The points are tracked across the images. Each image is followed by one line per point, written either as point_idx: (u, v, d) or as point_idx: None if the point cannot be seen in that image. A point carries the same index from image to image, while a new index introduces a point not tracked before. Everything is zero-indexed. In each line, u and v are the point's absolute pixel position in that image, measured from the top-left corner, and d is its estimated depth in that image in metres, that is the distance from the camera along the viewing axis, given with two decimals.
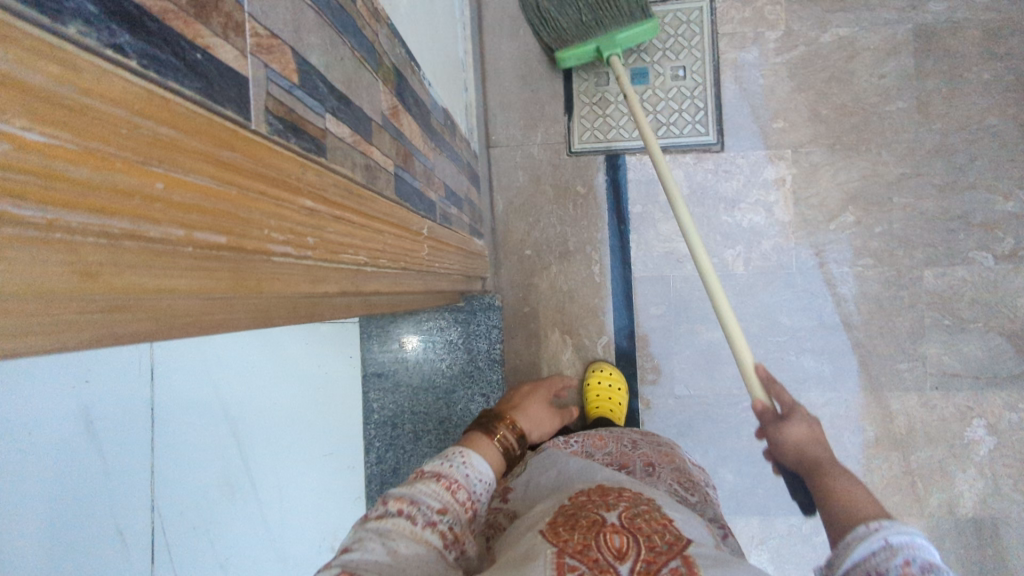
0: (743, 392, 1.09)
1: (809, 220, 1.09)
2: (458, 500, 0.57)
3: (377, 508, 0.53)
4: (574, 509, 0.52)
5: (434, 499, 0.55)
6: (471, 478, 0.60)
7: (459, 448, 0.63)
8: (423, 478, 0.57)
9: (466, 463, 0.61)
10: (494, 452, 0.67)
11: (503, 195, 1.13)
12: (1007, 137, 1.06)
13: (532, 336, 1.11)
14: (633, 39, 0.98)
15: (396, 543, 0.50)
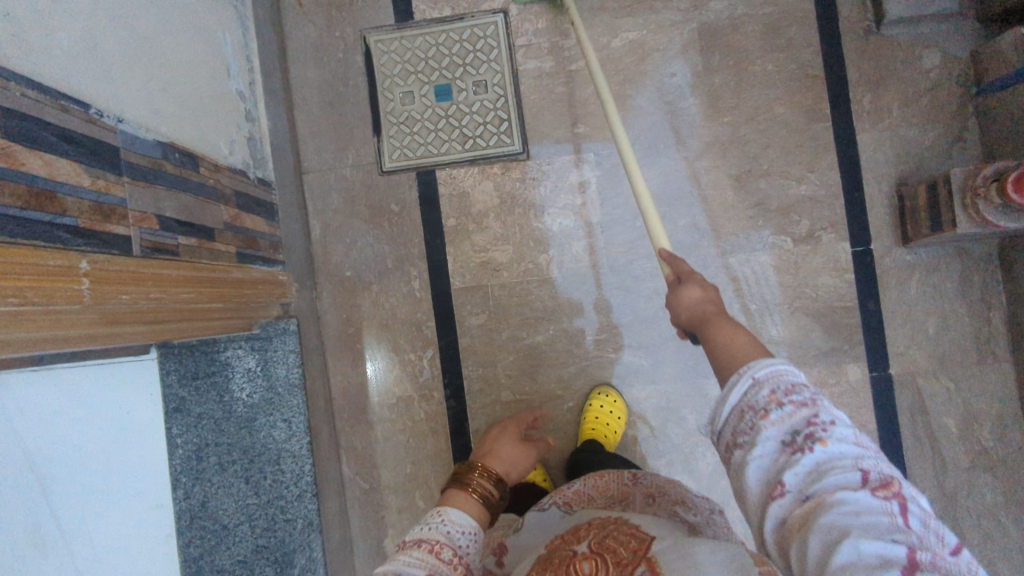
0: (568, 392, 1.11)
1: (616, 218, 1.11)
2: (444, 560, 0.55)
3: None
4: (550, 554, 0.60)
5: (420, 565, 0.53)
6: (454, 534, 0.59)
7: (435, 509, 0.62)
8: (406, 549, 0.55)
9: (445, 521, 0.59)
10: (475, 505, 0.64)
11: (319, 219, 1.14)
12: (794, 124, 1.11)
13: (358, 356, 1.12)
14: None
15: None
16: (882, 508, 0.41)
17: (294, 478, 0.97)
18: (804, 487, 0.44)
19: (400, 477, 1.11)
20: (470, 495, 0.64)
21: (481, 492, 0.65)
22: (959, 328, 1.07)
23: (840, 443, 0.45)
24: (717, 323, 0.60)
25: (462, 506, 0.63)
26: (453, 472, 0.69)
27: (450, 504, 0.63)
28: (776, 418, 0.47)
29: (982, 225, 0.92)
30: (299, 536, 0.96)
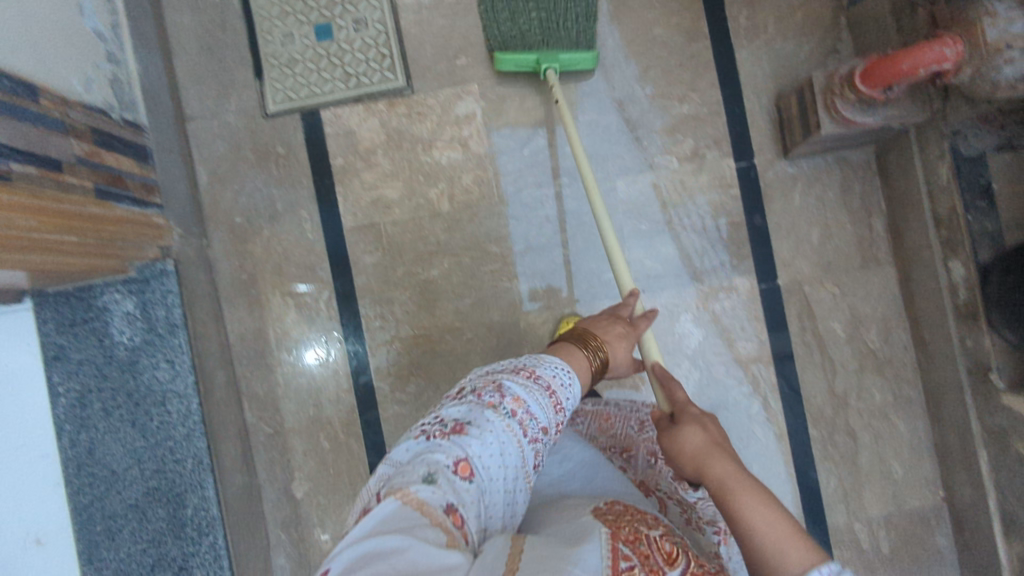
0: (465, 324, 1.11)
1: (503, 148, 1.12)
2: (557, 413, 0.61)
3: (495, 397, 0.58)
4: (619, 515, 0.57)
5: (544, 415, 0.59)
6: (571, 400, 0.63)
7: (565, 366, 0.66)
8: (539, 387, 0.60)
9: (569, 377, 0.64)
10: (584, 370, 0.70)
11: (204, 167, 1.12)
12: (674, 45, 1.11)
13: (254, 302, 1.12)
14: (574, 61, 1.06)
15: (505, 450, 0.55)
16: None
17: (181, 418, 0.95)
18: None
19: (303, 420, 1.11)
20: (586, 363, 0.70)
21: (593, 362, 0.71)
22: (842, 236, 1.09)
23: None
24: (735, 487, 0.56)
25: (578, 370, 0.68)
26: (569, 333, 0.74)
27: (567, 355, 0.70)
28: None
29: (844, 124, 0.93)
30: (190, 476, 0.95)
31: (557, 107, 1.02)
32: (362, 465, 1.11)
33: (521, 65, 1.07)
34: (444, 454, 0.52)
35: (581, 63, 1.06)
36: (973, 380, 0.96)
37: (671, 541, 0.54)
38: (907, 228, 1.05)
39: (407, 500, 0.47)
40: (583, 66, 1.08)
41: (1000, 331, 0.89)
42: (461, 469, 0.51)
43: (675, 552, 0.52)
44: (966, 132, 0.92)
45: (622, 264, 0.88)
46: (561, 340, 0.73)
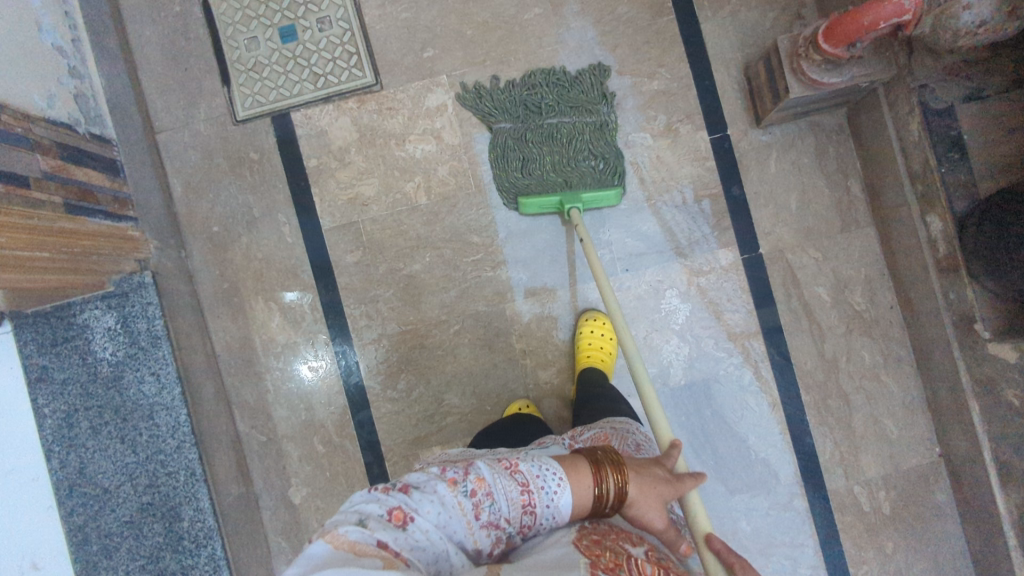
0: (452, 316, 1.11)
1: (476, 138, 1.11)
2: (523, 519, 0.59)
3: (458, 474, 0.58)
4: (602, 536, 0.61)
5: (508, 505, 0.58)
6: (549, 511, 0.59)
7: (560, 474, 0.60)
8: (511, 480, 0.59)
9: (554, 495, 0.59)
10: (587, 491, 0.60)
11: (178, 178, 1.11)
12: (639, 22, 1.11)
13: (238, 311, 1.11)
14: (595, 201, 1.08)
15: (448, 521, 0.55)
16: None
17: (170, 430, 0.94)
18: None
19: (296, 424, 1.10)
20: (592, 485, 0.60)
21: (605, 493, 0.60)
22: (820, 200, 1.10)
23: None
24: None
25: (576, 488, 0.60)
26: (593, 453, 0.64)
27: (574, 470, 0.61)
28: None
29: (810, 85, 0.94)
30: (184, 488, 0.94)
31: (580, 234, 1.00)
32: (358, 466, 1.10)
33: (544, 205, 1.08)
34: (384, 503, 0.54)
35: (602, 201, 1.08)
36: (959, 333, 0.96)
37: (651, 562, 0.59)
38: (884, 188, 1.05)
39: (336, 542, 0.49)
40: (603, 203, 1.09)
41: (981, 280, 0.90)
42: (395, 516, 0.53)
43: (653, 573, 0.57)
44: (932, 88, 0.92)
45: (661, 418, 0.76)
46: (575, 457, 0.63)
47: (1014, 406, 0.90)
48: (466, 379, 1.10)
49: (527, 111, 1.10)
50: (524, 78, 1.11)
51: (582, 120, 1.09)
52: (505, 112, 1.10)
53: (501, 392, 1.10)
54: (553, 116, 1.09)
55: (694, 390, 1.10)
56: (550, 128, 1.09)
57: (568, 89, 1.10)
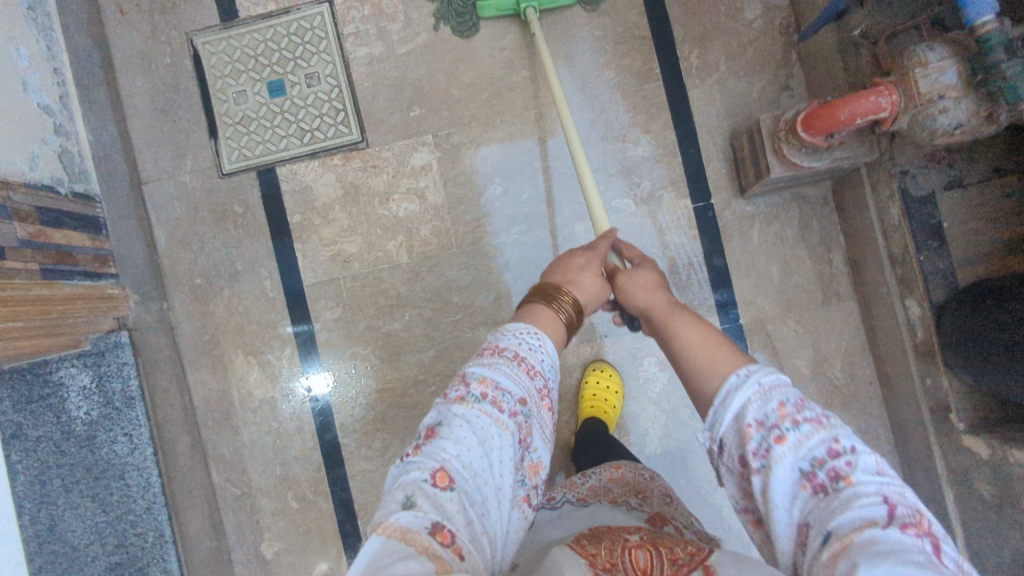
0: (429, 375, 1.11)
1: (460, 198, 1.11)
2: (535, 385, 0.62)
3: (464, 389, 0.58)
4: (596, 535, 0.58)
5: (516, 382, 0.59)
6: (545, 363, 0.64)
7: (533, 329, 0.66)
8: (506, 364, 0.60)
9: (543, 348, 0.64)
10: (557, 325, 0.69)
11: (162, 229, 1.12)
12: (626, 87, 1.11)
13: (217, 363, 1.11)
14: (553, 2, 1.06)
15: (483, 434, 0.54)
16: (914, 545, 0.37)
17: (141, 490, 0.96)
18: (828, 519, 0.41)
19: (270, 478, 1.10)
20: (557, 315, 0.69)
21: (564, 313, 0.70)
22: (802, 272, 1.09)
23: (864, 478, 0.43)
24: (673, 314, 0.65)
25: (548, 328, 0.68)
26: (540, 287, 0.73)
27: (534, 313, 0.69)
28: (797, 444, 0.45)
29: (791, 166, 0.94)
30: (152, 549, 0.95)
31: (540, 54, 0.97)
32: (331, 523, 1.10)
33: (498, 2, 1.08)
34: (419, 470, 0.51)
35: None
36: (936, 419, 0.95)
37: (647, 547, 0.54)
38: (865, 264, 1.04)
39: (389, 532, 0.45)
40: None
41: (958, 373, 0.89)
42: (439, 477, 0.50)
43: (649, 562, 0.52)
44: (914, 172, 0.92)
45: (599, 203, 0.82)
46: (528, 300, 0.72)
47: (988, 500, 0.89)
48: None
49: None
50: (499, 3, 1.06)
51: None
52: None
53: None
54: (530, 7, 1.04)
55: (671, 459, 1.10)
56: None
57: None
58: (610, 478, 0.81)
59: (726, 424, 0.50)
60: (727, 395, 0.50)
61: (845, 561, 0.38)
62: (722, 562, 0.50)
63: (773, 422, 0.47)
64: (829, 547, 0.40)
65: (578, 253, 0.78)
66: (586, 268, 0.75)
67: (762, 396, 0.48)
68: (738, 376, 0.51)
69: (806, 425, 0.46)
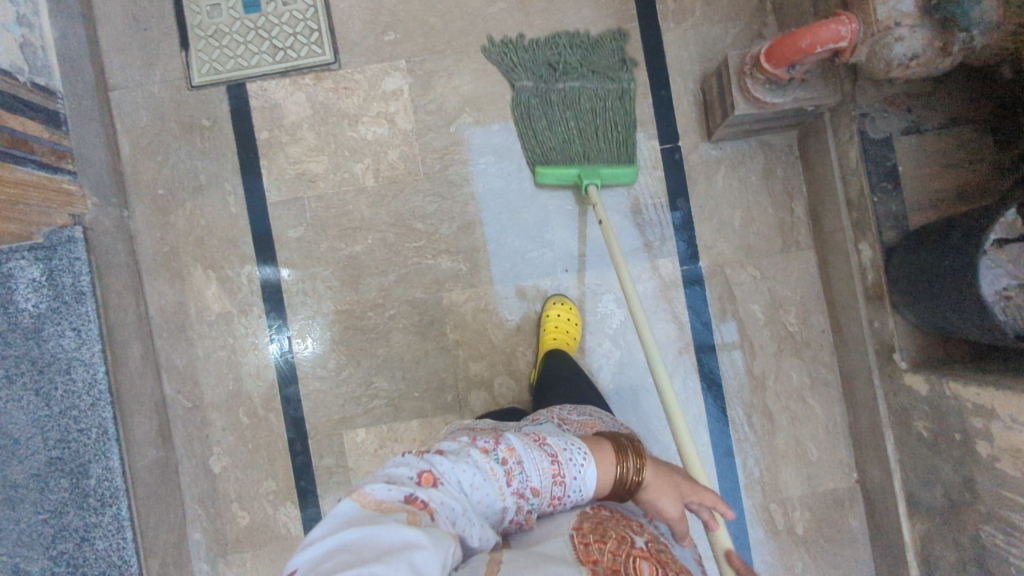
0: (389, 300, 1.11)
1: (429, 125, 1.11)
2: (553, 491, 0.58)
3: (489, 444, 0.59)
4: (598, 521, 0.58)
5: (535, 476, 0.58)
6: (577, 485, 0.59)
7: (584, 449, 0.61)
8: (542, 452, 0.59)
9: (582, 470, 0.59)
10: (611, 471, 0.61)
11: (127, 138, 1.11)
12: (602, 26, 1.12)
13: (175, 276, 1.11)
14: (612, 175, 1.06)
15: (479, 481, 0.56)
16: None
17: (86, 386, 0.94)
18: None
19: (223, 394, 1.10)
20: (614, 465, 0.61)
21: (626, 471, 0.61)
22: (763, 220, 1.10)
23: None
24: None
25: (600, 465, 0.61)
26: (619, 439, 0.65)
27: (596, 449, 0.62)
28: None
29: (754, 103, 0.95)
30: (94, 445, 0.94)
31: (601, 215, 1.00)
32: (281, 441, 1.10)
33: (562, 177, 1.07)
34: (415, 464, 0.55)
35: (620, 177, 1.06)
36: (880, 362, 0.96)
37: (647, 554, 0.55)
38: (824, 213, 1.06)
39: (364, 499, 0.49)
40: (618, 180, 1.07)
41: (902, 311, 0.90)
42: (426, 477, 0.53)
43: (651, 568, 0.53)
44: (873, 116, 0.93)
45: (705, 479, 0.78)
46: (599, 439, 0.65)
47: (923, 439, 0.91)
48: (395, 363, 1.10)
49: (549, 69, 1.09)
50: (550, 38, 1.10)
51: (604, 85, 1.07)
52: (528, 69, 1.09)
53: (430, 380, 1.10)
54: (574, 77, 1.07)
55: (620, 397, 1.11)
56: (571, 88, 1.07)
57: (591, 52, 1.09)
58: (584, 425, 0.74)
59: None
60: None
61: None
62: None
63: None
64: None
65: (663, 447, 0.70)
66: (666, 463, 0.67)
67: None
68: None
69: None
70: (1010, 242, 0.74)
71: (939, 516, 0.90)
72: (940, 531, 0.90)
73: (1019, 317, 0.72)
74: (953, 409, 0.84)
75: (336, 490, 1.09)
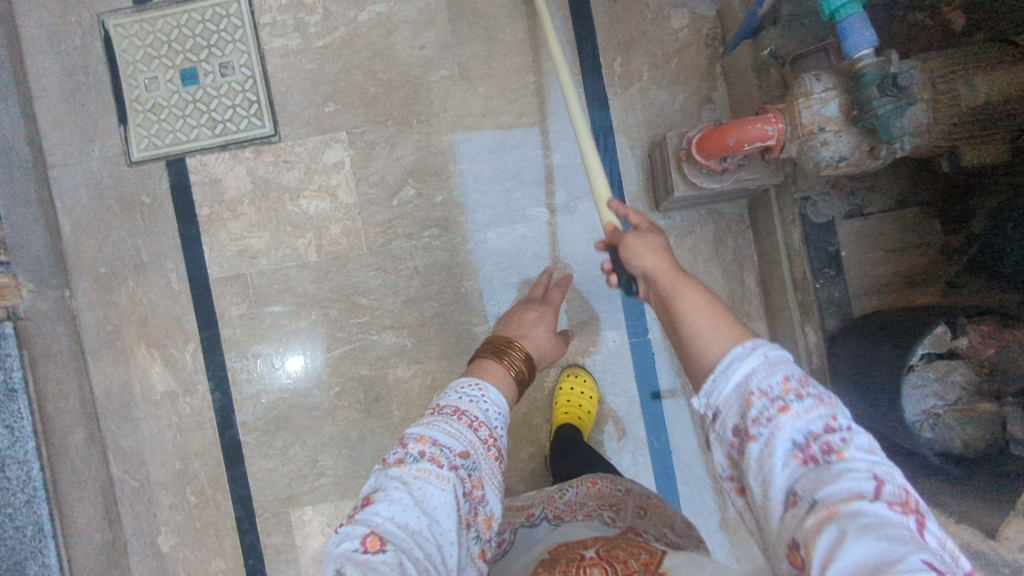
0: (334, 377, 1.09)
1: (371, 198, 1.09)
2: (480, 437, 0.62)
3: (400, 453, 0.59)
4: (555, 557, 0.61)
5: (457, 439, 0.60)
6: (489, 413, 0.64)
7: (475, 382, 0.68)
8: (445, 416, 0.62)
9: (485, 398, 0.65)
10: (508, 377, 0.78)
11: (68, 216, 1.10)
12: (547, 92, 1.09)
13: (119, 354, 1.10)
14: None
15: (420, 496, 0.55)
16: (899, 521, 0.37)
17: (20, 484, 0.94)
18: (817, 494, 0.40)
19: (169, 472, 1.10)
20: (506, 368, 0.79)
21: (512, 366, 0.79)
22: (713, 290, 1.08)
23: (858, 453, 0.42)
24: (678, 283, 0.59)
25: (497, 378, 0.76)
26: (493, 341, 0.83)
27: (486, 365, 0.79)
28: (793, 415, 0.44)
29: (693, 186, 0.92)
30: (30, 543, 0.94)
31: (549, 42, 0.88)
32: (229, 519, 1.10)
33: None
34: (352, 539, 0.51)
35: None
36: None
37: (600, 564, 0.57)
38: (773, 286, 1.03)
39: None
40: None
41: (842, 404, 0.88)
42: (369, 542, 0.50)
43: None
44: (814, 199, 0.90)
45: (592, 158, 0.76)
46: (481, 354, 0.82)
47: None
48: (341, 440, 1.09)
49: None
50: None
51: None
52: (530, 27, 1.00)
53: (376, 457, 1.09)
54: None
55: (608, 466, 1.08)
56: None
57: None
58: (588, 493, 0.78)
59: (726, 395, 0.48)
60: (731, 363, 0.49)
61: (830, 537, 0.37)
62: (674, 567, 0.54)
63: (776, 394, 0.45)
64: (824, 520, 0.39)
65: (534, 315, 0.91)
66: (540, 328, 0.89)
67: (767, 367, 0.47)
68: (743, 348, 0.50)
69: (823, 436, 0.43)
70: (939, 356, 0.72)
71: None
72: None
73: (947, 437, 0.71)
74: None
75: (284, 568, 1.09)
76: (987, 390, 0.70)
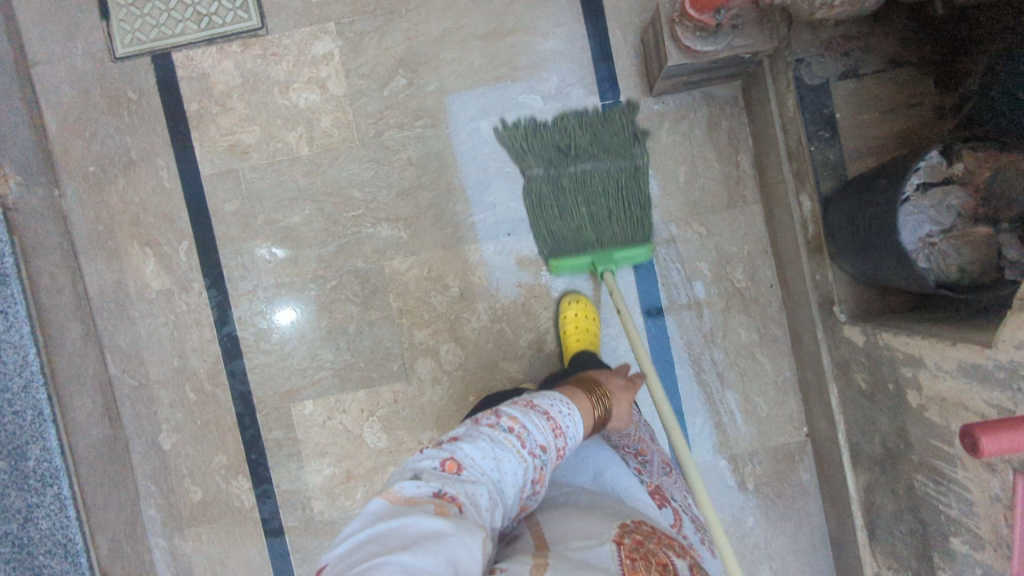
0: (330, 271, 1.09)
1: (362, 90, 1.08)
2: (559, 443, 0.60)
3: (492, 419, 0.59)
4: (641, 537, 0.55)
5: (542, 435, 0.59)
6: (571, 430, 0.62)
7: (566, 399, 0.65)
8: (538, 414, 0.60)
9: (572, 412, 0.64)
10: (590, 417, 0.68)
11: (53, 114, 1.08)
12: None
13: (112, 254, 1.09)
14: None
15: (501, 455, 0.55)
16: None
17: (17, 368, 0.96)
18: None
19: (168, 371, 1.09)
20: (592, 410, 0.68)
21: (597, 409, 0.69)
22: (708, 173, 1.08)
23: None
24: None
25: (580, 409, 0.67)
26: (580, 380, 0.74)
27: (574, 395, 0.68)
28: None
29: (688, 53, 0.91)
30: (30, 427, 0.96)
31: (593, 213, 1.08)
32: (229, 416, 1.10)
33: None
34: (433, 456, 0.53)
35: None
36: (822, 314, 0.95)
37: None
38: (768, 165, 1.03)
39: (392, 498, 0.48)
40: None
41: (837, 260, 0.89)
42: (448, 465, 0.52)
43: None
44: (809, 61, 0.89)
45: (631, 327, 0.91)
46: (570, 383, 0.72)
47: (863, 391, 0.90)
48: (338, 333, 1.09)
49: None
50: None
51: None
52: (537, 155, 1.06)
53: (375, 350, 1.09)
54: None
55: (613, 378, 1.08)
56: None
57: None
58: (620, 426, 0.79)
59: None
60: None
61: None
62: None
63: None
64: None
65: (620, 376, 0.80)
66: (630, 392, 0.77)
67: None
68: None
69: None
70: (933, 185, 0.71)
71: (881, 466, 0.90)
72: (881, 480, 0.90)
73: (941, 263, 0.72)
74: (887, 360, 0.83)
75: (287, 462, 1.10)
76: (981, 214, 0.71)
